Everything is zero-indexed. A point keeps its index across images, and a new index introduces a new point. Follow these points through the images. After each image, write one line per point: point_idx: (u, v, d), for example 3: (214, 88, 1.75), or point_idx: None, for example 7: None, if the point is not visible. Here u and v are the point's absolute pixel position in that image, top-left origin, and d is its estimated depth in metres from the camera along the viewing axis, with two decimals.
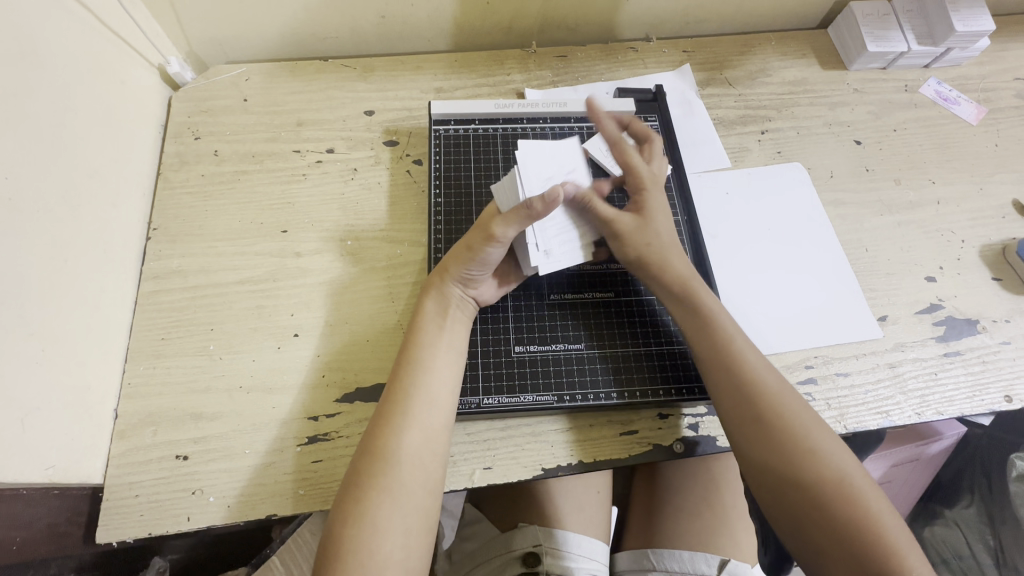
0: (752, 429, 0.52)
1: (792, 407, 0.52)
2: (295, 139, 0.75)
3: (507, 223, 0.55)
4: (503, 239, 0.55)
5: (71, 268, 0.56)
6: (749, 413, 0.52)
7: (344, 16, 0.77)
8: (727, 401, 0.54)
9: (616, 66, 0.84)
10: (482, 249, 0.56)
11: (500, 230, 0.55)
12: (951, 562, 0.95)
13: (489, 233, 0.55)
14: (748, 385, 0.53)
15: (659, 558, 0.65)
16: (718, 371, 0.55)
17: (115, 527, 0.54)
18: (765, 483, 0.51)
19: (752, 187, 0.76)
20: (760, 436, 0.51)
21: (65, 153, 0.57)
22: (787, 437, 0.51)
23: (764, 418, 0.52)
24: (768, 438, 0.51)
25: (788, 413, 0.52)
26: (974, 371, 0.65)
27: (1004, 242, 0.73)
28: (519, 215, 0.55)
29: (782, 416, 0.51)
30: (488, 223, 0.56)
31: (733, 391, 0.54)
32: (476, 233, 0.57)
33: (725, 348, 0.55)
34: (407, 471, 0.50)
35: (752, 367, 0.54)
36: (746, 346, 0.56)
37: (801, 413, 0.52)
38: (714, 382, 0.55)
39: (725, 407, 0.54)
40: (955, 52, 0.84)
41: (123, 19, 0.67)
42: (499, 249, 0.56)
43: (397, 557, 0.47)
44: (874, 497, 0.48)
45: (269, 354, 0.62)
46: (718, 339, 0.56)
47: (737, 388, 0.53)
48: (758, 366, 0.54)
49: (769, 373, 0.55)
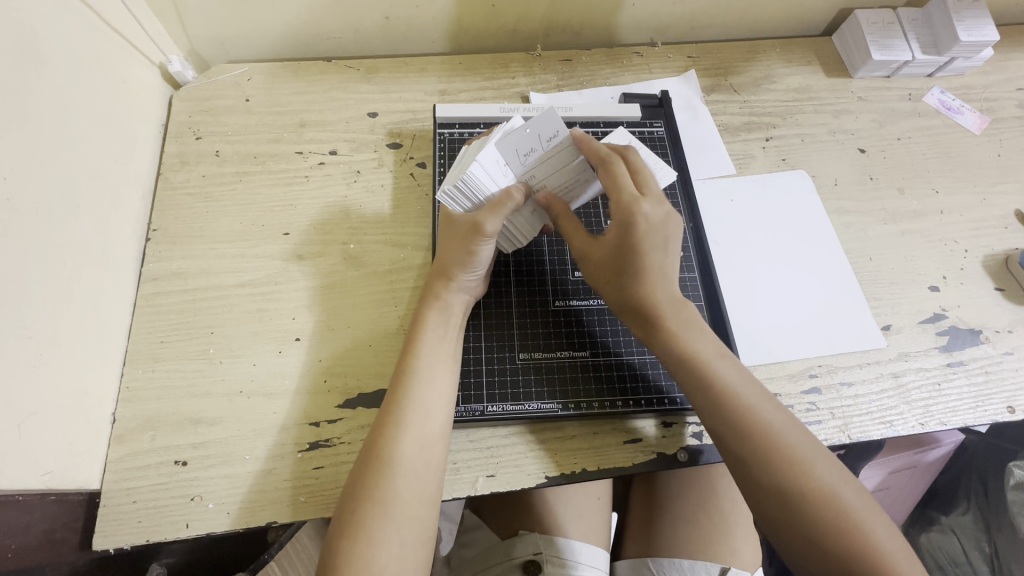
0: (748, 464, 0.49)
1: (791, 436, 0.50)
2: (298, 140, 0.75)
3: (495, 217, 0.54)
4: (493, 233, 0.55)
5: (69, 270, 0.55)
6: (745, 446, 0.50)
7: (347, 15, 0.76)
8: (719, 432, 0.51)
9: (621, 71, 0.84)
10: (477, 248, 0.55)
11: (489, 225, 0.54)
12: (947, 567, 0.97)
13: (479, 230, 0.55)
14: (739, 415, 0.51)
15: (659, 567, 0.65)
16: (710, 402, 0.52)
17: (112, 534, 0.53)
18: (768, 516, 0.49)
19: (757, 194, 0.75)
20: (761, 470, 0.49)
21: (64, 153, 0.56)
22: (789, 468, 0.48)
23: (765, 451, 0.49)
24: (768, 471, 0.49)
25: (787, 443, 0.49)
26: (977, 381, 0.65)
27: (1006, 252, 0.73)
28: (504, 207, 0.54)
29: (782, 445, 0.49)
30: (473, 220, 0.55)
31: (730, 424, 0.51)
32: (464, 236, 0.56)
33: (718, 377, 0.53)
34: (401, 481, 0.49)
35: (746, 396, 0.52)
36: (734, 375, 0.53)
37: (801, 441, 0.50)
38: (708, 415, 0.52)
39: (722, 440, 0.51)
40: (959, 61, 0.84)
41: (124, 16, 0.66)
42: (491, 244, 0.56)
43: (394, 568, 0.46)
44: (874, 516, 0.47)
45: (271, 358, 0.62)
46: (710, 365, 0.53)
47: (734, 420, 0.51)
48: (752, 396, 0.52)
49: (761, 401, 0.52)
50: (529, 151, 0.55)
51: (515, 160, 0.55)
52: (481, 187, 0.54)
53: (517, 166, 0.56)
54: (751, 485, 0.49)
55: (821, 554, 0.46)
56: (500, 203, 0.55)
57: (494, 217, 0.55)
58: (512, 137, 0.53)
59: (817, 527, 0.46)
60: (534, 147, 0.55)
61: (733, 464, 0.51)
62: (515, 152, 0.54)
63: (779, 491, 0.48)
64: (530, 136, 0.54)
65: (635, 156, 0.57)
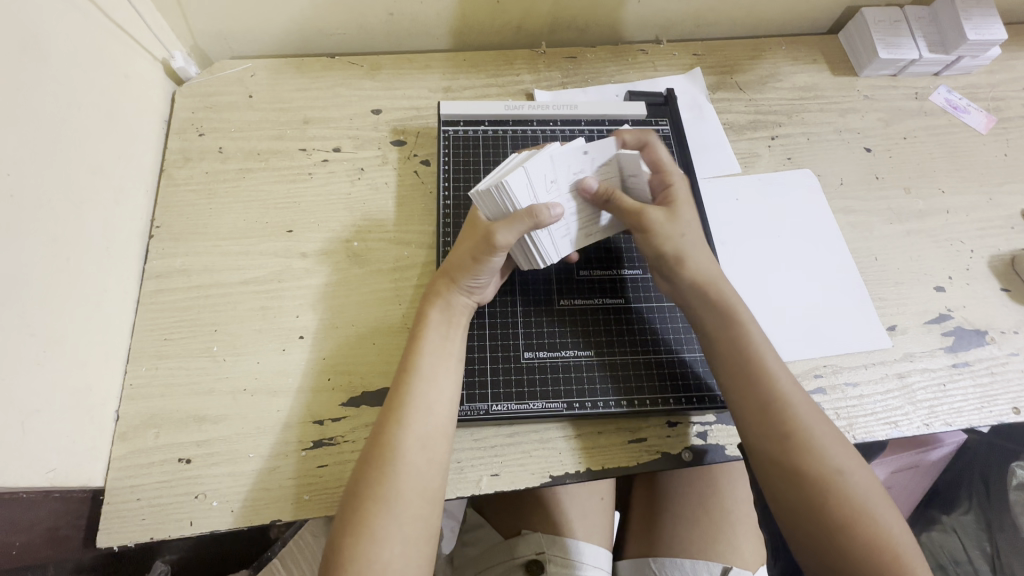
0: (778, 449, 0.49)
1: (817, 424, 0.50)
2: (301, 137, 0.74)
3: (509, 230, 0.53)
4: (505, 247, 0.54)
5: (73, 267, 0.55)
6: (776, 431, 0.50)
7: (351, 12, 0.76)
8: (753, 415, 0.51)
9: (626, 68, 0.84)
10: (488, 258, 0.54)
11: (502, 238, 0.53)
12: (948, 566, 0.94)
13: (492, 241, 0.53)
14: (774, 400, 0.51)
15: (661, 566, 0.66)
16: (740, 383, 0.53)
17: (116, 531, 0.53)
18: (781, 501, 0.49)
19: (765, 194, 0.75)
20: (784, 455, 0.49)
21: (68, 151, 0.56)
22: (811, 455, 0.48)
23: (792, 435, 0.49)
24: (791, 456, 0.49)
25: (815, 433, 0.49)
26: (983, 382, 0.65)
27: (1013, 252, 0.73)
28: (523, 222, 0.53)
29: (810, 435, 0.49)
30: (486, 231, 0.54)
31: (758, 407, 0.51)
32: (475, 243, 0.55)
33: (755, 364, 0.53)
34: (406, 478, 0.49)
35: (777, 380, 0.52)
36: (774, 362, 0.53)
37: (828, 432, 0.50)
38: (738, 396, 0.53)
39: (745, 422, 0.52)
40: (966, 60, 0.83)
41: (127, 12, 0.66)
42: (502, 255, 0.55)
43: (396, 565, 0.46)
44: (891, 515, 0.47)
45: (274, 356, 0.62)
46: (742, 351, 0.53)
47: (763, 403, 0.51)
48: (788, 385, 0.52)
49: (797, 391, 0.52)
50: (578, 172, 0.57)
51: (563, 176, 0.56)
52: (514, 199, 0.52)
53: (563, 184, 0.56)
54: (774, 472, 0.49)
55: (837, 547, 0.46)
56: (521, 217, 0.53)
57: (508, 231, 0.53)
58: (567, 155, 0.55)
59: (838, 519, 0.46)
60: (582, 168, 0.57)
61: (753, 447, 0.51)
62: (566, 170, 0.56)
63: (804, 480, 0.48)
64: (585, 157, 0.56)
65: (657, 145, 0.63)
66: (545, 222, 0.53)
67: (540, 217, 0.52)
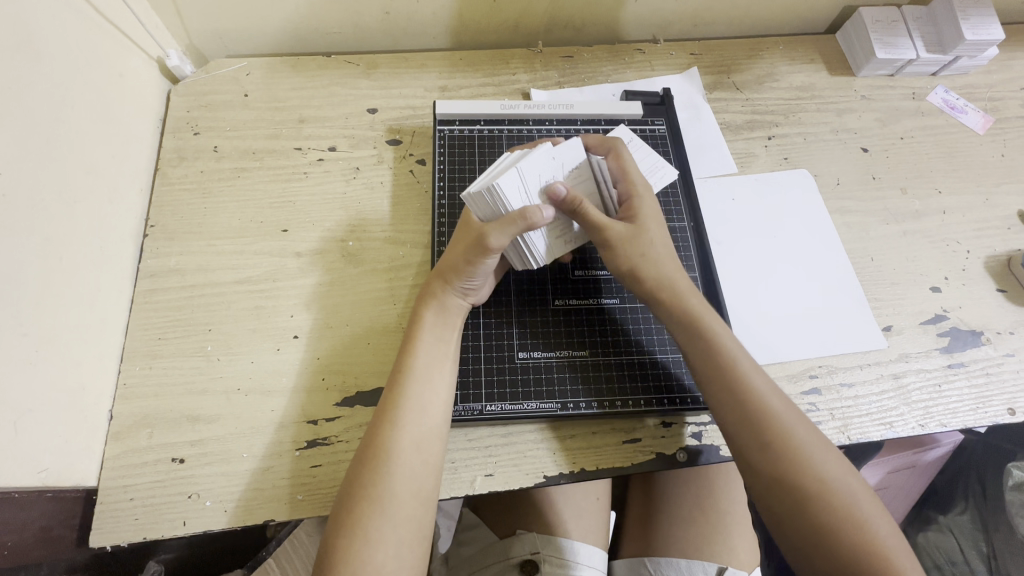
0: (762, 457, 0.49)
1: (798, 429, 0.50)
2: (296, 137, 0.74)
3: (502, 233, 0.53)
4: (498, 250, 0.53)
5: (67, 266, 0.55)
6: (759, 438, 0.50)
7: (346, 11, 0.75)
8: (735, 423, 0.51)
9: (623, 68, 0.83)
10: (481, 261, 0.54)
11: (494, 241, 0.53)
12: (944, 567, 0.95)
13: (486, 244, 0.53)
14: (754, 407, 0.51)
15: (657, 566, 0.65)
16: (721, 392, 0.53)
17: (108, 531, 0.53)
18: (770, 508, 0.49)
19: (761, 194, 0.75)
20: (766, 463, 0.49)
21: (62, 150, 0.56)
22: (795, 460, 0.48)
23: (773, 443, 0.49)
24: (776, 463, 0.49)
25: (798, 440, 0.49)
26: (978, 383, 0.64)
27: (1009, 253, 0.73)
28: (515, 225, 0.52)
29: (794, 443, 0.49)
30: (480, 233, 0.54)
31: (739, 414, 0.51)
32: (469, 245, 0.55)
33: (734, 371, 0.53)
34: (399, 480, 0.49)
35: (756, 388, 0.52)
36: (752, 369, 0.53)
37: (811, 439, 0.50)
38: (719, 405, 0.53)
39: (729, 431, 0.52)
40: (964, 60, 0.83)
41: (122, 11, 0.66)
42: (495, 258, 0.55)
43: (390, 566, 0.46)
44: (878, 518, 0.47)
45: (269, 355, 0.61)
46: (720, 359, 0.53)
47: (744, 411, 0.51)
48: (768, 392, 0.52)
49: (776, 396, 0.52)
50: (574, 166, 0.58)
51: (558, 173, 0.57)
52: (507, 201, 0.53)
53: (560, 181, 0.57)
54: (761, 480, 0.49)
55: (827, 552, 0.46)
56: (513, 219, 0.52)
57: (501, 233, 0.53)
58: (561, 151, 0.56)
59: (825, 524, 0.46)
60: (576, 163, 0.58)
61: (738, 455, 0.51)
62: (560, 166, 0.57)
63: (790, 487, 0.48)
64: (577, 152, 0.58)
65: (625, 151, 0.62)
66: (538, 224, 0.53)
67: (531, 218, 0.52)
